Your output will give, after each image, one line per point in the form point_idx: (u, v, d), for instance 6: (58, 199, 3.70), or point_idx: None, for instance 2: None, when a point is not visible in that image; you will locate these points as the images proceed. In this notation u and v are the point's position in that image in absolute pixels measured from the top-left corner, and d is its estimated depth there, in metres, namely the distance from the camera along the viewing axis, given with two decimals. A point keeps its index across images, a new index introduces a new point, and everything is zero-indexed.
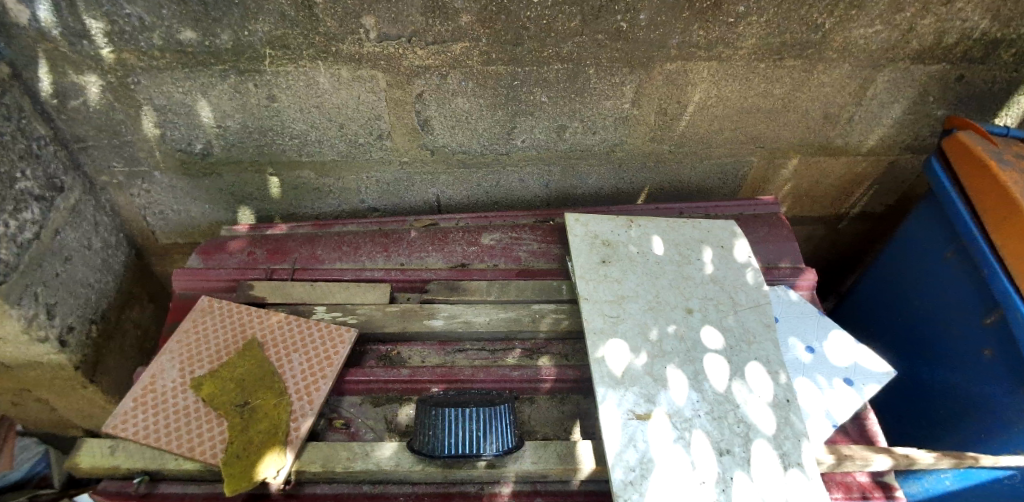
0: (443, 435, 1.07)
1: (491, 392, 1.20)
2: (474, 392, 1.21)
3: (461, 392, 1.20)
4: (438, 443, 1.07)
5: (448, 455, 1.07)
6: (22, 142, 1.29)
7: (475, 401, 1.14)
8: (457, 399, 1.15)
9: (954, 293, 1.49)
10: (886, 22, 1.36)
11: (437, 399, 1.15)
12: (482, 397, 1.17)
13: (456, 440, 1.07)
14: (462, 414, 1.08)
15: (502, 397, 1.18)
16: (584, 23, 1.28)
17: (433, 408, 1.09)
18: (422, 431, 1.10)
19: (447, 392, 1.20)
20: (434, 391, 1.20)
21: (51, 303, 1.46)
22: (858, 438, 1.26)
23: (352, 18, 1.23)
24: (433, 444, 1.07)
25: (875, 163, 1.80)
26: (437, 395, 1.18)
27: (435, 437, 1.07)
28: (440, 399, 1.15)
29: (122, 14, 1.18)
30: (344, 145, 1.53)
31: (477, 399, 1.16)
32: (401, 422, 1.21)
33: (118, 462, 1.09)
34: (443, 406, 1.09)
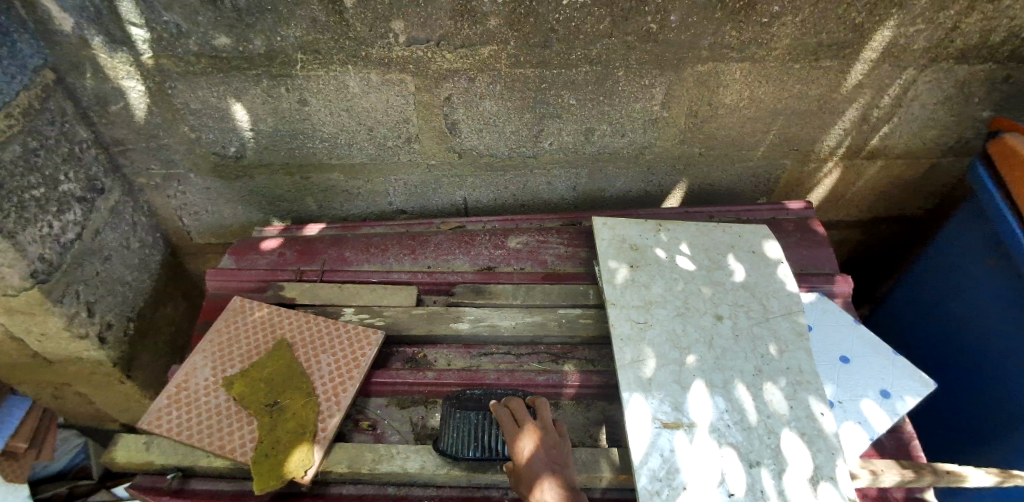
0: (467, 440, 1.09)
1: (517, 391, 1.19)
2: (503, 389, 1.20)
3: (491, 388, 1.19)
4: (459, 449, 1.08)
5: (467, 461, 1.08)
6: (66, 146, 1.35)
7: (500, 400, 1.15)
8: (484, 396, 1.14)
9: (997, 302, 1.42)
10: (929, 21, 1.31)
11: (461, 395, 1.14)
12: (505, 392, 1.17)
13: (479, 444, 1.08)
14: (487, 417, 1.10)
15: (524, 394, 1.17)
16: (613, 24, 1.26)
17: (462, 411, 1.11)
18: (445, 435, 1.10)
19: (472, 393, 1.16)
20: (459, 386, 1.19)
21: (92, 301, 1.51)
22: (895, 452, 1.20)
23: (381, 23, 1.24)
24: (452, 448, 1.08)
25: (915, 166, 1.74)
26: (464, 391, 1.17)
27: (458, 442, 1.09)
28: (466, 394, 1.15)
29: (160, 22, 1.22)
30: (373, 149, 1.55)
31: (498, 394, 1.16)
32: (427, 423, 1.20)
33: (152, 457, 1.12)
34: (469, 409, 1.11)
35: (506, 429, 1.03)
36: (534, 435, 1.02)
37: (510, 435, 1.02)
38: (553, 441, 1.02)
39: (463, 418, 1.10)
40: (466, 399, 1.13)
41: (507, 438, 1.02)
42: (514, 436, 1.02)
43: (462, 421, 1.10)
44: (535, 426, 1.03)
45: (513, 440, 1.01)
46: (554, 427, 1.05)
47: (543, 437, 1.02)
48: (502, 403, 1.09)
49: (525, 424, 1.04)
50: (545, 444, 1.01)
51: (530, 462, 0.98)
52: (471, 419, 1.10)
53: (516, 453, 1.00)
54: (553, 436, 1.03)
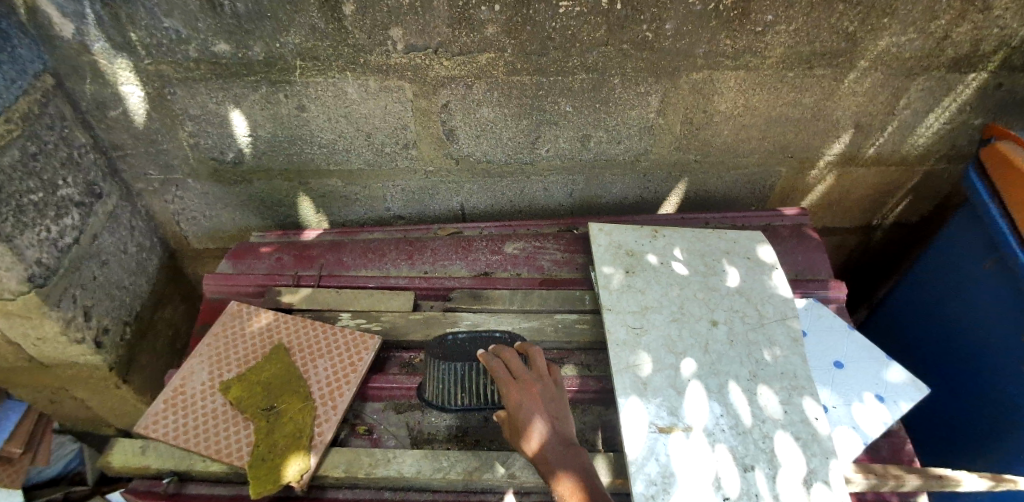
0: (455, 389, 1.19)
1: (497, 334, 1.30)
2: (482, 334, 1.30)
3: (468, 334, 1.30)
4: (450, 399, 1.20)
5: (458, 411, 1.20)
6: (65, 150, 1.35)
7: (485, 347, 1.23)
8: (463, 344, 1.24)
9: (994, 306, 1.42)
10: (920, 30, 1.32)
11: (441, 345, 1.24)
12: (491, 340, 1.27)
13: (468, 393, 1.19)
14: (471, 366, 1.19)
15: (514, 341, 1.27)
16: (609, 32, 1.28)
17: (446, 362, 1.20)
18: (433, 387, 1.21)
19: (456, 340, 1.25)
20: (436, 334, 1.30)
21: (89, 305, 1.51)
22: (889, 456, 1.21)
23: (379, 30, 1.26)
24: (443, 399, 1.20)
25: (908, 174, 1.76)
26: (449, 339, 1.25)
27: (448, 393, 1.20)
28: (445, 342, 1.25)
29: (160, 28, 1.23)
30: (371, 154, 1.56)
31: (478, 341, 1.26)
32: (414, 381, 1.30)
33: (149, 461, 1.12)
34: (454, 360, 1.20)
35: (501, 381, 1.04)
36: (530, 386, 1.03)
37: (505, 386, 1.03)
38: (549, 391, 1.03)
39: (447, 368, 1.19)
40: (447, 347, 1.23)
41: (502, 391, 1.03)
42: (509, 387, 1.03)
43: (448, 370, 1.19)
44: (530, 378, 1.04)
45: (508, 391, 1.02)
46: (549, 376, 1.06)
47: (539, 388, 1.03)
48: (497, 356, 1.10)
49: (520, 375, 1.04)
50: (540, 394, 1.02)
51: (527, 412, 0.99)
52: (456, 367, 1.19)
53: (512, 403, 1.01)
54: (549, 386, 1.04)
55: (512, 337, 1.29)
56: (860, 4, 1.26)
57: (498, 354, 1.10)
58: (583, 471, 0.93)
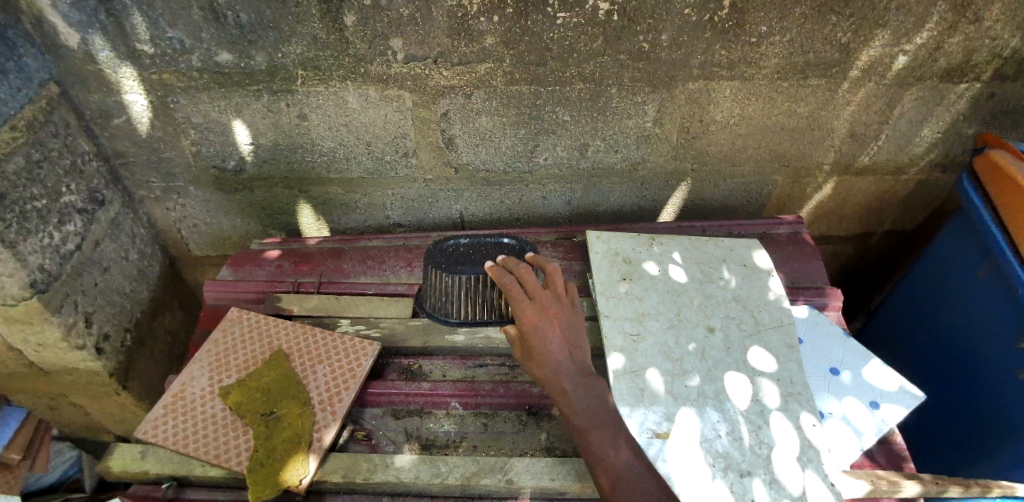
0: (459, 304, 1.34)
1: (502, 242, 1.40)
2: (486, 242, 1.40)
3: (472, 244, 1.40)
4: (453, 312, 1.36)
5: (460, 323, 1.36)
6: (68, 158, 1.37)
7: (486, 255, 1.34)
8: (467, 255, 1.34)
9: (988, 313, 1.43)
10: (912, 41, 1.34)
11: (445, 257, 1.33)
12: (496, 250, 1.36)
13: (473, 307, 1.33)
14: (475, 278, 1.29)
15: (523, 247, 1.37)
16: (607, 43, 1.30)
17: (449, 271, 1.29)
18: (437, 302, 1.37)
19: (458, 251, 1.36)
20: (438, 243, 1.39)
21: (90, 311, 1.52)
22: (886, 463, 1.20)
23: (380, 40, 1.28)
24: (446, 312, 1.37)
25: (904, 182, 1.77)
26: (449, 250, 1.36)
27: (451, 307, 1.35)
28: (449, 254, 1.35)
29: (165, 38, 1.25)
30: (371, 163, 1.58)
31: (484, 253, 1.35)
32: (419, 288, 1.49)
33: (147, 467, 1.12)
34: (456, 270, 1.29)
35: (518, 302, 1.10)
36: (547, 310, 1.10)
37: (521, 308, 1.10)
38: (565, 314, 1.11)
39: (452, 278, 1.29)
40: (451, 260, 1.32)
41: (519, 312, 1.10)
42: (527, 307, 1.10)
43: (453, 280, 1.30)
44: (548, 302, 1.11)
45: (526, 313, 1.09)
46: (565, 301, 1.14)
47: (555, 312, 1.10)
48: (514, 273, 1.16)
49: (537, 297, 1.11)
50: (555, 316, 1.10)
51: (543, 336, 1.07)
52: (461, 281, 1.29)
53: (529, 325, 1.08)
54: (565, 310, 1.12)
55: (520, 245, 1.38)
56: (852, 15, 1.28)
57: (515, 273, 1.15)
58: (594, 393, 1.02)
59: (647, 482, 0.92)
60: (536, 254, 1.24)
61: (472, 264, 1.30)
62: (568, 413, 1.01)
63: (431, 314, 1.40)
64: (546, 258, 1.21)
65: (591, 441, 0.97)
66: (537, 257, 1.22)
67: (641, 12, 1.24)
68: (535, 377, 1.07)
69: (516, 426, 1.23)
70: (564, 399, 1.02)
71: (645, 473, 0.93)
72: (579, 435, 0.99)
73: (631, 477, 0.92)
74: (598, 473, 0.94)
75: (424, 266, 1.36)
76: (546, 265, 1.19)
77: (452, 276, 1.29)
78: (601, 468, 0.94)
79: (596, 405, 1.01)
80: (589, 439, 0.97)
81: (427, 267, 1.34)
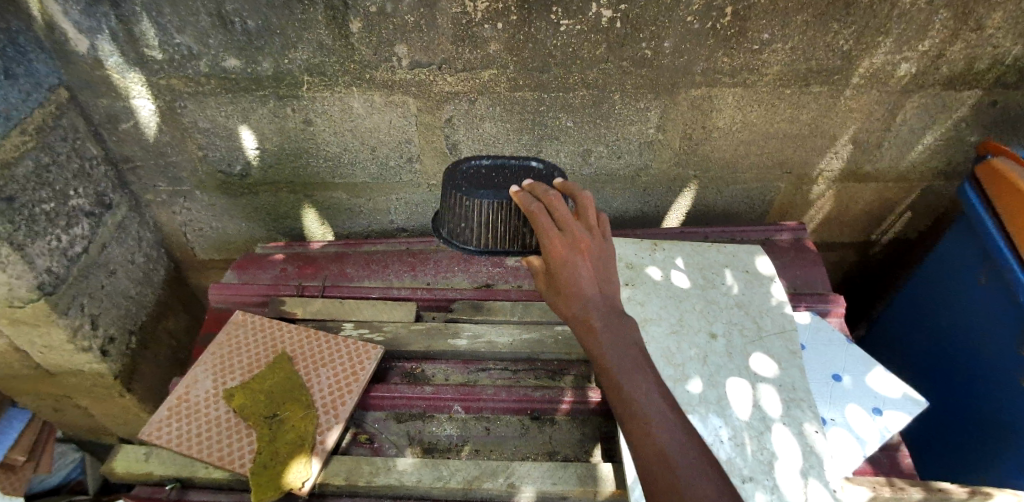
0: (478, 230, 1.16)
1: (530, 166, 1.20)
2: (512, 165, 1.20)
3: (495, 165, 1.20)
4: (472, 238, 1.18)
5: (479, 251, 1.19)
6: (76, 162, 1.39)
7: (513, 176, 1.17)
8: (490, 179, 1.16)
9: (990, 316, 1.43)
10: (914, 48, 1.35)
11: (466, 180, 1.16)
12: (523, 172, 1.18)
13: (494, 234, 1.15)
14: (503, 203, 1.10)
15: (552, 173, 1.18)
16: (610, 50, 1.31)
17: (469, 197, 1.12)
18: (455, 227, 1.20)
19: (480, 170, 1.19)
20: (457, 165, 1.22)
21: (95, 313, 1.53)
22: (888, 469, 1.20)
23: (385, 47, 1.29)
24: (464, 239, 1.19)
25: (906, 189, 1.78)
26: (466, 173, 1.19)
27: (470, 233, 1.17)
28: (469, 177, 1.17)
29: (173, 44, 1.27)
30: (375, 168, 1.59)
31: (509, 178, 1.16)
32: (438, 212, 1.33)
33: (151, 468, 1.13)
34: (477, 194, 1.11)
35: (546, 231, 0.94)
36: (579, 243, 0.94)
37: (550, 238, 0.94)
38: (599, 248, 0.96)
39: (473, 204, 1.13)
40: (472, 183, 1.14)
41: (547, 242, 0.94)
42: (555, 240, 0.94)
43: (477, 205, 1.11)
44: (580, 235, 0.95)
45: (555, 244, 0.94)
46: (598, 236, 0.98)
47: (588, 246, 0.95)
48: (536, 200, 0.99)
49: (568, 228, 0.95)
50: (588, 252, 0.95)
51: (572, 269, 0.93)
52: (483, 208, 1.12)
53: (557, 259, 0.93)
54: (598, 246, 0.96)
55: (549, 170, 1.19)
56: (854, 23, 1.29)
57: (544, 200, 0.99)
58: (626, 330, 0.92)
59: (681, 432, 0.81)
60: (566, 181, 1.05)
61: (498, 189, 1.12)
62: (596, 350, 0.90)
63: (448, 241, 1.24)
64: (579, 186, 1.03)
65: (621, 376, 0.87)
66: (568, 183, 1.04)
67: (644, 19, 1.25)
68: (559, 310, 0.97)
69: (518, 431, 1.23)
70: (592, 336, 0.91)
71: (679, 421, 0.83)
72: (604, 373, 0.88)
73: (665, 427, 0.81)
74: (627, 414, 0.83)
75: (443, 187, 1.20)
76: (578, 194, 1.01)
77: (473, 201, 1.12)
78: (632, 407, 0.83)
79: (629, 343, 0.91)
80: (618, 376, 0.87)
81: (448, 191, 1.18)
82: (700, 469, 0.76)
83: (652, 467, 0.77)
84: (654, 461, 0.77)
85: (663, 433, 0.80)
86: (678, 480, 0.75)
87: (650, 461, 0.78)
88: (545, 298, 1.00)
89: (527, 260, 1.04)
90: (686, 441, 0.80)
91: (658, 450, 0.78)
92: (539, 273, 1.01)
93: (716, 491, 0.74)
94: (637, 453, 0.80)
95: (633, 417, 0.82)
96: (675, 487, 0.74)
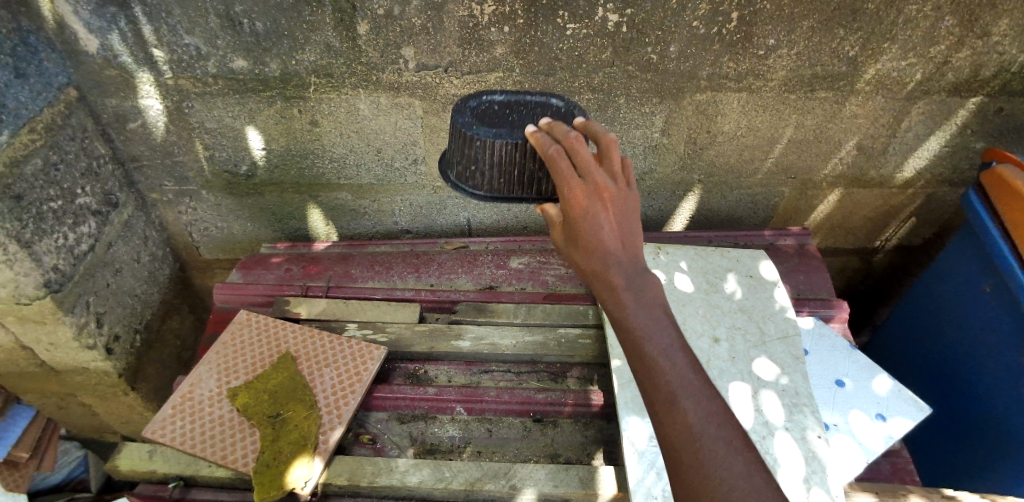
0: (491, 174, 0.96)
1: (548, 103, 1.04)
2: (527, 101, 1.04)
3: (509, 102, 1.03)
4: (482, 184, 0.99)
5: (489, 199, 1.01)
6: (84, 161, 1.40)
7: (526, 113, 0.99)
8: (503, 116, 0.98)
9: (994, 325, 1.43)
10: (920, 55, 1.35)
11: (475, 116, 0.98)
12: (539, 109, 1.01)
13: (508, 179, 0.96)
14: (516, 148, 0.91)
15: (573, 111, 1.02)
16: (615, 54, 1.32)
17: (474, 132, 0.93)
18: (463, 169, 1.00)
19: (491, 107, 1.02)
20: (465, 101, 1.04)
21: (101, 312, 1.54)
22: (891, 476, 1.19)
23: (392, 49, 1.30)
24: (473, 183, 1.00)
25: (911, 196, 1.78)
26: (474, 109, 1.01)
27: (481, 176, 0.97)
28: (479, 114, 0.99)
29: (181, 45, 1.28)
30: (380, 169, 1.60)
31: (524, 114, 0.99)
32: (444, 155, 1.16)
33: (155, 466, 1.13)
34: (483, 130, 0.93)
35: (565, 177, 0.76)
36: (602, 191, 0.77)
37: (568, 185, 0.76)
38: (623, 199, 0.79)
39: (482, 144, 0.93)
40: (483, 119, 0.97)
41: (566, 190, 0.76)
42: (576, 188, 0.76)
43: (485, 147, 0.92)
44: (604, 181, 0.77)
45: (575, 193, 0.76)
46: (624, 183, 0.80)
47: (613, 196, 0.78)
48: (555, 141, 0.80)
49: (591, 174, 0.77)
50: (612, 203, 0.78)
51: (593, 222, 0.77)
52: (497, 149, 0.92)
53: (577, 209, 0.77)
54: (623, 197, 0.79)
55: (569, 108, 1.02)
56: (860, 29, 1.29)
57: (563, 140, 0.80)
58: (652, 293, 0.79)
59: (711, 403, 0.72)
60: (587, 119, 0.87)
61: (512, 128, 0.94)
62: (620, 316, 0.78)
63: (456, 187, 1.05)
64: (602, 125, 0.85)
65: (648, 346, 0.75)
66: (589, 122, 0.86)
67: (650, 24, 1.26)
68: (578, 268, 0.82)
69: (520, 433, 1.23)
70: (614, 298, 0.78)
71: (711, 397, 0.72)
72: (628, 342, 0.77)
73: (696, 405, 0.71)
74: (653, 388, 0.73)
75: (448, 124, 1.01)
76: (601, 134, 0.83)
77: (485, 140, 0.91)
78: (659, 381, 0.73)
79: (656, 309, 0.78)
80: (644, 346, 0.75)
81: (453, 126, 0.98)
82: (733, 452, 0.68)
83: (681, 450, 0.68)
84: (683, 445, 0.68)
85: (692, 410, 0.70)
86: (711, 470, 0.66)
87: (678, 443, 0.69)
88: (562, 253, 0.85)
89: (541, 208, 0.88)
90: (720, 422, 0.70)
91: (688, 431, 0.69)
92: (556, 224, 0.85)
93: (750, 480, 0.66)
94: (663, 433, 0.71)
95: (660, 393, 0.72)
96: (707, 475, 0.66)
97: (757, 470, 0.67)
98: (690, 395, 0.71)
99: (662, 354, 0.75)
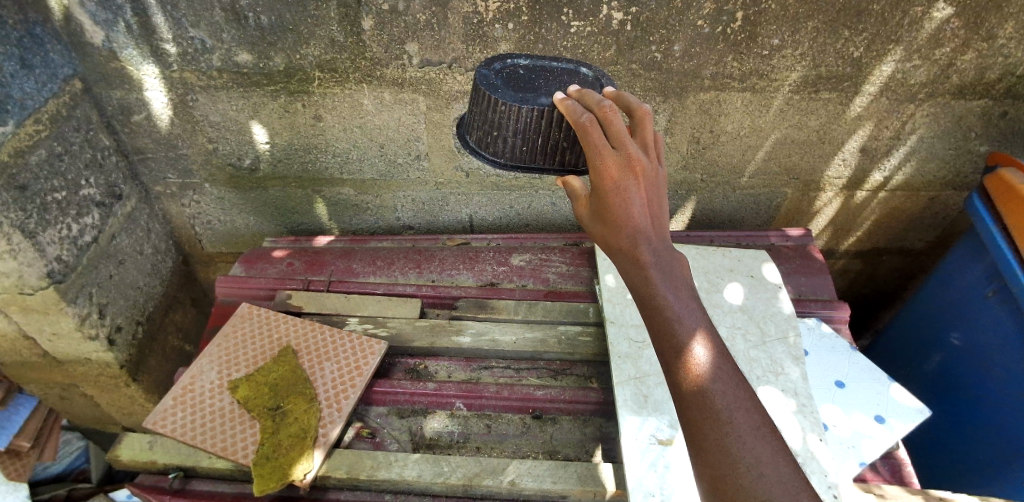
0: (515, 141, 0.95)
1: (576, 71, 1.03)
2: (554, 68, 1.03)
3: (535, 68, 1.02)
4: (504, 151, 0.98)
5: (510, 167, 1.00)
6: (89, 152, 1.40)
7: (552, 81, 0.98)
8: (529, 81, 0.97)
9: (1000, 333, 1.41)
10: (924, 57, 1.35)
11: (501, 80, 0.97)
12: (566, 76, 1.00)
13: (531, 148, 0.96)
14: (546, 118, 0.90)
15: (601, 80, 1.01)
16: (619, 53, 1.31)
17: (496, 95, 0.92)
18: (484, 134, 0.99)
19: (517, 72, 1.01)
20: (489, 63, 1.02)
21: (103, 303, 1.54)
22: (889, 477, 1.19)
23: (396, 45, 1.31)
24: (494, 150, 0.99)
25: (914, 199, 1.77)
26: (497, 73, 0.99)
27: (503, 144, 0.97)
28: (504, 78, 0.98)
29: (187, 38, 1.28)
30: (383, 165, 1.61)
31: (551, 81, 0.98)
32: (462, 120, 1.14)
33: (155, 457, 1.15)
34: (506, 96, 0.92)
35: (597, 146, 0.76)
36: (635, 163, 0.76)
37: (600, 156, 0.76)
38: (655, 174, 0.78)
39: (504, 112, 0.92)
40: (509, 83, 0.96)
41: (598, 160, 0.76)
42: (608, 157, 0.76)
43: (512, 116, 0.91)
44: (637, 153, 0.76)
45: (606, 163, 0.75)
46: (655, 158, 0.80)
47: (645, 168, 0.77)
48: (588, 112, 0.80)
49: (625, 146, 0.76)
50: (644, 177, 0.76)
51: (624, 195, 0.76)
52: (523, 115, 0.90)
53: (609, 181, 0.76)
54: (655, 172, 0.78)
55: (597, 77, 1.01)
56: (865, 31, 1.28)
57: (597, 110, 0.80)
58: (680, 271, 0.77)
59: (743, 395, 0.69)
60: (620, 90, 0.86)
61: (538, 94, 0.93)
62: (645, 292, 0.76)
63: (476, 153, 1.04)
64: (634, 98, 0.85)
65: (676, 325, 0.72)
66: (621, 94, 0.86)
67: (654, 23, 1.26)
68: (603, 244, 0.81)
69: (519, 429, 1.23)
70: (640, 274, 0.76)
71: (740, 381, 0.70)
72: (653, 320, 0.74)
73: (724, 389, 0.68)
74: (679, 368, 0.70)
75: (471, 87, 0.99)
76: (634, 108, 0.83)
77: (511, 105, 0.90)
78: (687, 362, 0.70)
79: (683, 288, 0.76)
80: (673, 326, 0.72)
81: (476, 87, 0.97)
82: (762, 439, 0.65)
83: (706, 433, 0.65)
84: (709, 429, 0.65)
85: (719, 393, 0.68)
86: (738, 456, 0.63)
87: (704, 427, 0.66)
88: (587, 228, 0.84)
89: (566, 181, 0.88)
90: (750, 408, 0.67)
91: (715, 415, 0.66)
92: (583, 198, 0.85)
93: (779, 470, 0.63)
94: (688, 417, 0.68)
95: (687, 373, 0.69)
96: (734, 461, 0.63)
97: (787, 460, 0.64)
98: (718, 379, 0.69)
99: (689, 334, 0.72)
